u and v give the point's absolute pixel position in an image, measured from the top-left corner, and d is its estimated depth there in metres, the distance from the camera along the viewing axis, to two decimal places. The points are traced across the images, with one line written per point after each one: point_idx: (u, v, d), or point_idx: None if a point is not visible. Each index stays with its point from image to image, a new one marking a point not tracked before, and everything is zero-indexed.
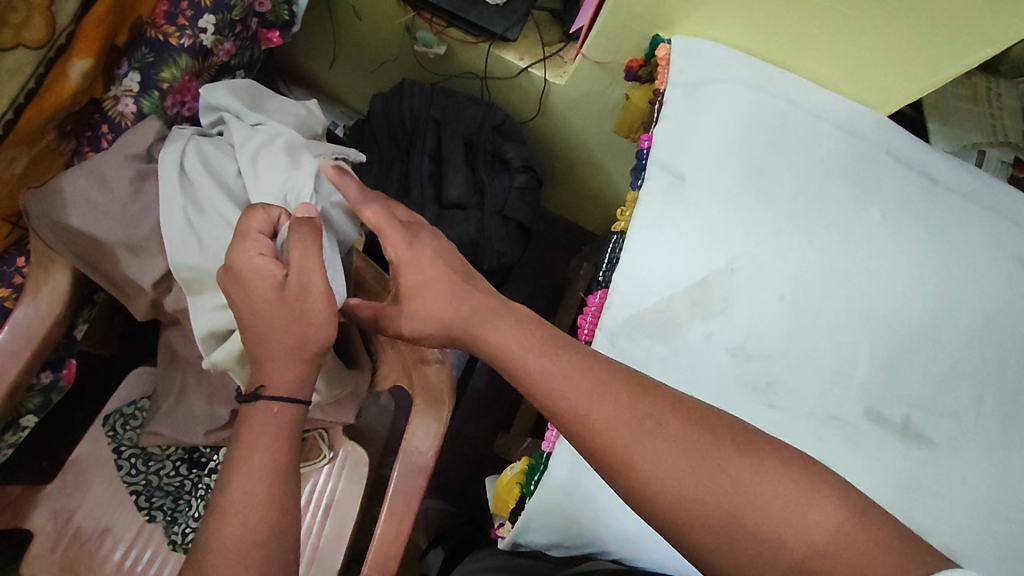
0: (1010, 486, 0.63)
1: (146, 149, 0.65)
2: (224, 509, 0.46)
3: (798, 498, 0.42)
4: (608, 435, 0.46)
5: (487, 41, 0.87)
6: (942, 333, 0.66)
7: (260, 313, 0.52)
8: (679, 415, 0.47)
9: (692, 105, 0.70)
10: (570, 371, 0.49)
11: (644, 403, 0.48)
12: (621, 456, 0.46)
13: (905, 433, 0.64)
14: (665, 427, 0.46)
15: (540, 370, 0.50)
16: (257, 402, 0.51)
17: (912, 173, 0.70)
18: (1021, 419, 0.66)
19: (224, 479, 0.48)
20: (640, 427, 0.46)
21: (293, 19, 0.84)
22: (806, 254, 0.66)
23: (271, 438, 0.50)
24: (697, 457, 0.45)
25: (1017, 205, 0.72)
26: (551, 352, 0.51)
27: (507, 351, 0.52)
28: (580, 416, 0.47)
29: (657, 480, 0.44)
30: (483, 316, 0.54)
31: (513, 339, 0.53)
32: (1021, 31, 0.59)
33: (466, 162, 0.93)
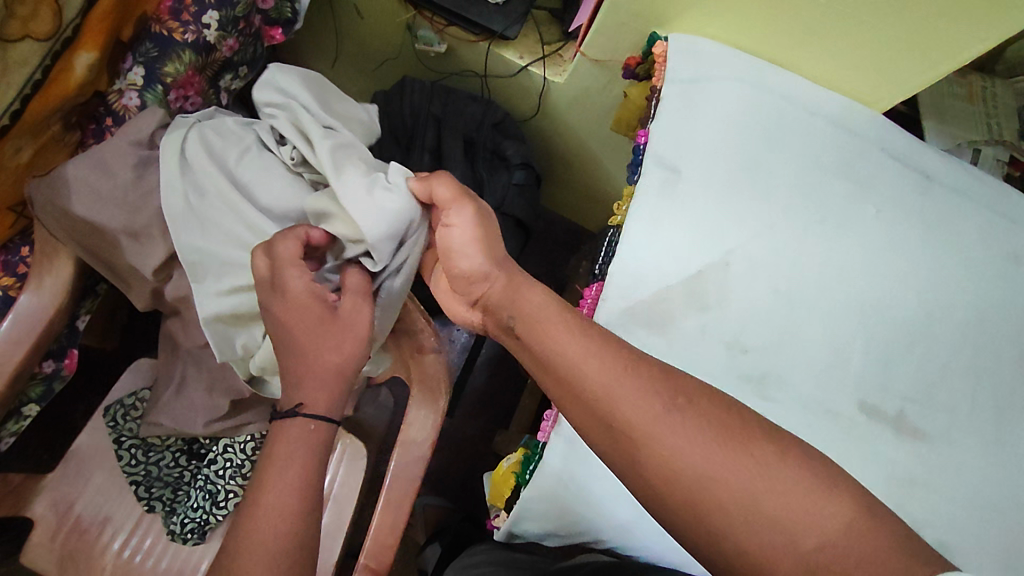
0: (1002, 480, 0.64)
1: (149, 135, 0.65)
2: (255, 518, 0.48)
3: (811, 496, 0.42)
4: (634, 410, 0.47)
5: (487, 39, 0.88)
6: (937, 328, 0.66)
7: (310, 332, 0.55)
8: (707, 396, 0.48)
9: (688, 101, 0.71)
10: (599, 351, 0.50)
11: (672, 380, 0.49)
12: (645, 429, 0.46)
13: (899, 427, 0.64)
14: (693, 405, 0.47)
15: (573, 338, 0.51)
16: (294, 419, 0.53)
17: (906, 170, 0.71)
18: (1014, 413, 0.66)
19: (255, 490, 0.50)
20: (669, 402, 0.47)
21: (295, 17, 0.85)
22: (801, 247, 0.66)
23: (304, 454, 0.52)
24: (723, 437, 0.45)
25: (1010, 202, 0.73)
26: (580, 332, 0.52)
27: (541, 323, 0.54)
28: (606, 395, 0.48)
29: (678, 458, 0.44)
30: (513, 284, 0.57)
31: (549, 314, 0.54)
32: (1008, 28, 0.60)
33: (466, 159, 0.94)
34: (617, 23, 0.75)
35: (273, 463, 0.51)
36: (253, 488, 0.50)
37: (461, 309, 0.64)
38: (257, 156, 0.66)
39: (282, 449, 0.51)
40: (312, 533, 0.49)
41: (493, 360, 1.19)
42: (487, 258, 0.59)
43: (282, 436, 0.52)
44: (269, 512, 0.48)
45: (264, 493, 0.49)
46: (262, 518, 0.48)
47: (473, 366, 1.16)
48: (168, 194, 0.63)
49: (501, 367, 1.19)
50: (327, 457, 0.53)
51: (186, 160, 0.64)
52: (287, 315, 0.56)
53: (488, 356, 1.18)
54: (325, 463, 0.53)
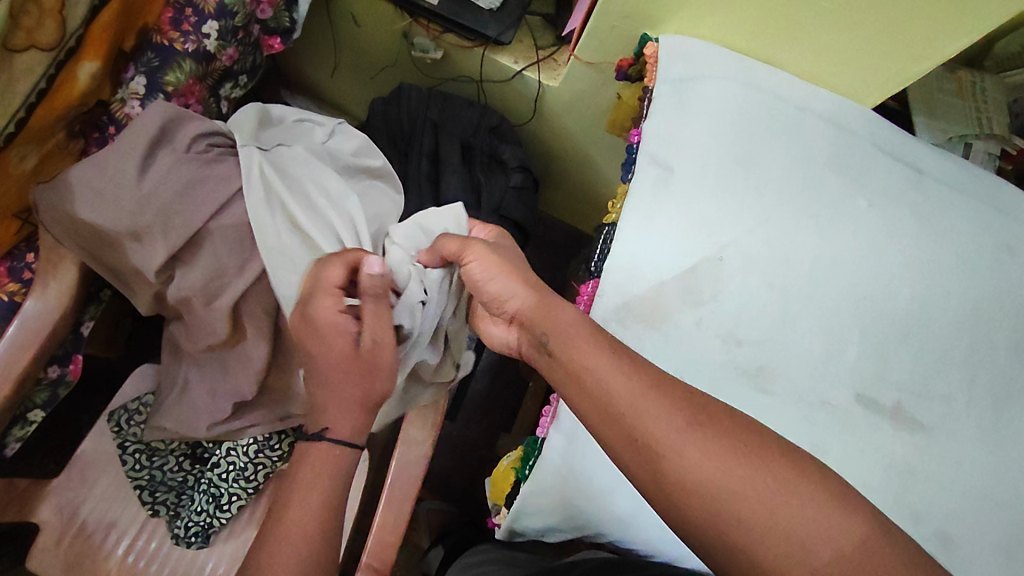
0: (1001, 469, 0.64)
1: (152, 133, 0.63)
2: (278, 535, 0.51)
3: (824, 517, 0.43)
4: (657, 424, 0.47)
5: (482, 45, 0.90)
6: (932, 320, 0.67)
7: (338, 354, 0.55)
8: (728, 414, 0.48)
9: (681, 100, 0.72)
10: (623, 367, 0.50)
11: (694, 398, 0.49)
12: (669, 442, 0.46)
13: (896, 418, 0.65)
14: (717, 426, 0.47)
15: (594, 352, 0.52)
16: (321, 444, 0.54)
17: (898, 164, 0.72)
18: (1011, 403, 0.66)
19: (280, 506, 0.52)
20: (693, 420, 0.47)
21: (293, 26, 0.88)
22: (795, 242, 0.67)
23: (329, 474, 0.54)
24: (745, 456, 0.46)
25: (1002, 195, 0.74)
26: (607, 349, 0.52)
27: (566, 336, 0.53)
28: (631, 408, 0.48)
29: (699, 472, 0.45)
30: (543, 307, 0.56)
31: (574, 330, 0.54)
32: (987, 23, 0.62)
33: (463, 162, 0.94)
34: (608, 27, 0.77)
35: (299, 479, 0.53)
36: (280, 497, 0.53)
37: (498, 329, 0.63)
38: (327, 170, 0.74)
39: (310, 465, 0.54)
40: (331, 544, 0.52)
41: (495, 365, 1.19)
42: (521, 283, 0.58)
43: (308, 456, 0.55)
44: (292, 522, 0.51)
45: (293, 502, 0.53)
46: (287, 531, 0.51)
47: (474, 371, 1.16)
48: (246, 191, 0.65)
49: (503, 372, 1.20)
50: (349, 476, 0.55)
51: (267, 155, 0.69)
52: (320, 333, 0.56)
53: (489, 362, 1.18)
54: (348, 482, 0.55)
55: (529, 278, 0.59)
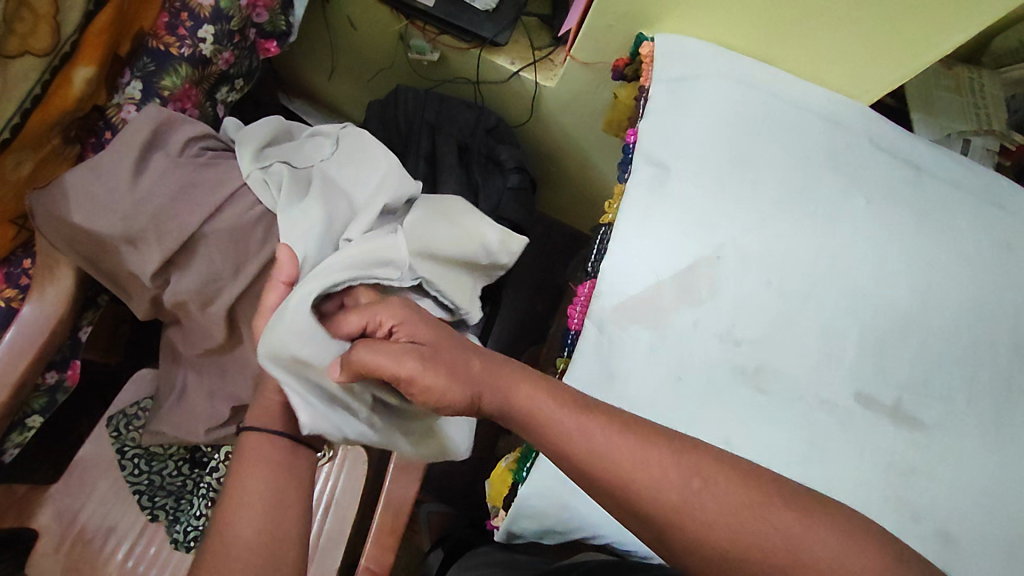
0: (1002, 468, 0.63)
1: (147, 135, 0.63)
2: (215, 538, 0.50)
3: (848, 551, 0.41)
4: (654, 496, 0.44)
5: (478, 46, 0.91)
6: (932, 318, 0.66)
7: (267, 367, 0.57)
8: (724, 469, 0.44)
9: (676, 99, 0.72)
10: (603, 437, 0.45)
11: (687, 456, 0.45)
12: (672, 513, 0.44)
13: (895, 416, 0.64)
14: (710, 485, 0.44)
15: (563, 428, 0.46)
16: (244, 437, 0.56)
17: (896, 161, 0.72)
18: (1011, 401, 0.66)
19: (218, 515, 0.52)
20: (687, 488, 0.44)
21: (289, 29, 0.88)
22: (793, 241, 0.67)
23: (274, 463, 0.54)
24: (752, 512, 0.43)
25: (1001, 191, 0.73)
26: (575, 411, 0.46)
27: (529, 413, 0.47)
28: (624, 486, 0.44)
29: (707, 537, 0.43)
30: (502, 379, 0.48)
31: (541, 402, 0.47)
32: (980, 22, 0.62)
33: (460, 165, 0.94)
34: (603, 28, 0.77)
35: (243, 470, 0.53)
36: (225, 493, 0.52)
37: None
38: (356, 176, 0.67)
39: (249, 461, 0.54)
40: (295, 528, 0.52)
41: None
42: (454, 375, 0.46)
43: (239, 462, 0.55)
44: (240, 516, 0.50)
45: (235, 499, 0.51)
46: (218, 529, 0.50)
47: None
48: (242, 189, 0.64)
49: None
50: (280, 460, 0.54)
51: (268, 168, 0.65)
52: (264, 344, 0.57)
53: None
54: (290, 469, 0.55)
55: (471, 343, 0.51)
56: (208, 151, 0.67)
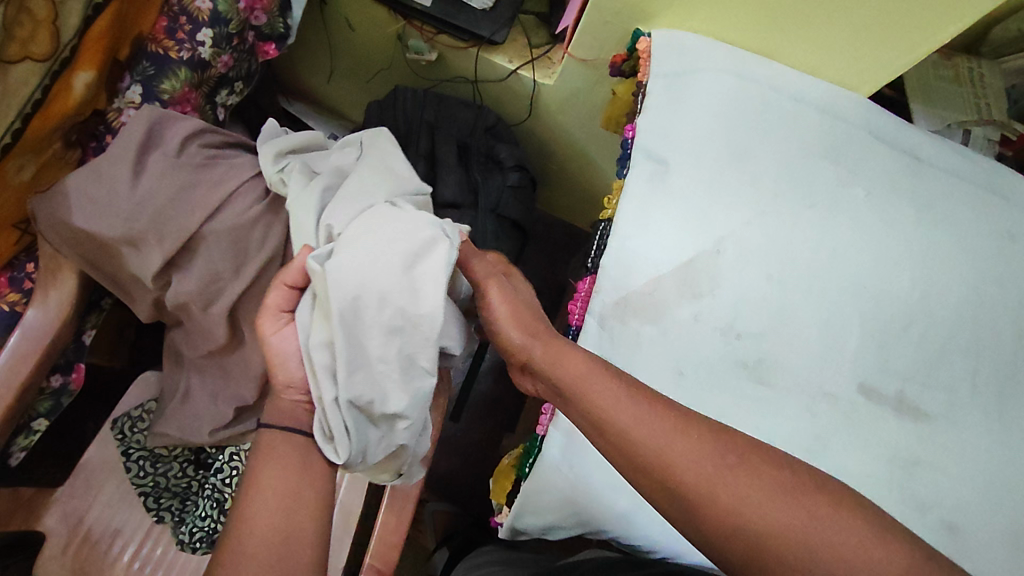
0: (1006, 457, 0.63)
1: (144, 137, 0.62)
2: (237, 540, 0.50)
3: (875, 538, 0.42)
4: (689, 473, 0.46)
5: (475, 45, 0.91)
6: (933, 309, 0.66)
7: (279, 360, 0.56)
8: (760, 456, 0.47)
9: (674, 94, 0.72)
10: (642, 412, 0.50)
11: (722, 441, 0.48)
12: (705, 492, 0.45)
13: (899, 407, 0.64)
14: (747, 467, 0.46)
15: (605, 401, 0.51)
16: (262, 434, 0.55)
17: (895, 153, 0.71)
18: (1015, 391, 0.66)
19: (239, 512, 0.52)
20: (723, 467, 0.46)
21: (287, 31, 0.89)
22: (792, 234, 0.67)
23: (294, 458, 0.54)
24: (784, 496, 0.44)
25: (1002, 179, 0.73)
26: (619, 387, 0.51)
27: (578, 385, 0.52)
28: (660, 461, 0.47)
29: (740, 517, 0.44)
30: (557, 348, 0.55)
31: (591, 376, 0.52)
32: (974, 14, 0.62)
33: (460, 164, 0.94)
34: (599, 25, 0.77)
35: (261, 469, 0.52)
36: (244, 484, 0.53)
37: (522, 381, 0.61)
38: (361, 179, 0.62)
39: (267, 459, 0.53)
40: (313, 525, 0.52)
41: (498, 365, 1.19)
42: (525, 331, 0.57)
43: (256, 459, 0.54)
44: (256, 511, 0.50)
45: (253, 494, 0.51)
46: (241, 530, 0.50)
47: (477, 372, 1.16)
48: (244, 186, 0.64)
49: (506, 373, 1.19)
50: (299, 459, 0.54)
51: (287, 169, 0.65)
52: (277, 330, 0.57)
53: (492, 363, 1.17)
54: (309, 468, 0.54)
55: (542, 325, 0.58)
56: (206, 149, 0.66)
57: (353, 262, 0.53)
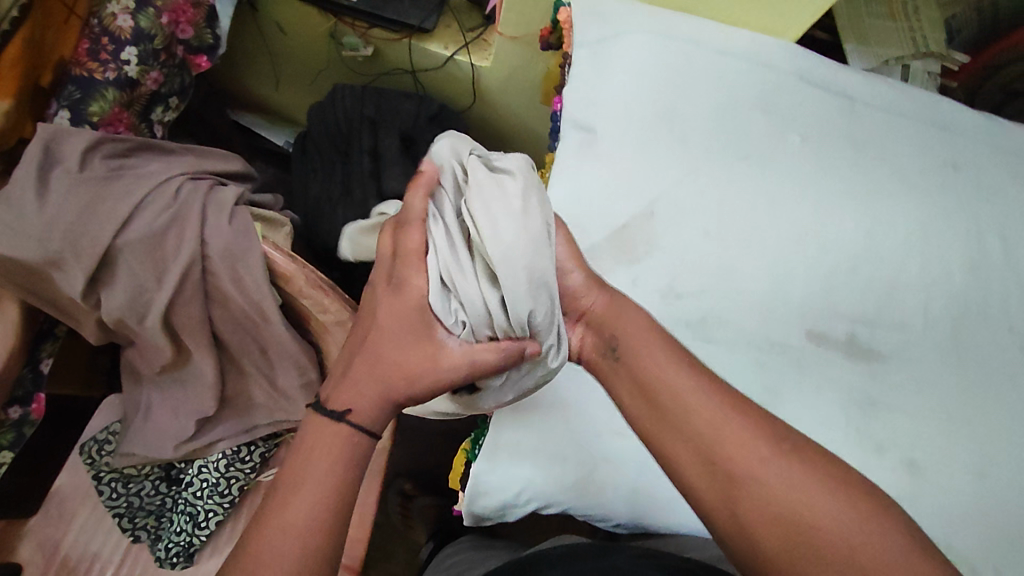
0: (962, 390, 0.62)
1: (42, 156, 0.61)
2: (273, 525, 0.45)
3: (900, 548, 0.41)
4: (737, 449, 0.46)
5: (407, 35, 0.90)
6: (880, 248, 0.65)
7: (388, 375, 0.48)
8: (803, 449, 0.46)
9: (598, 59, 0.71)
10: (704, 387, 0.49)
11: (770, 424, 0.47)
12: (745, 474, 0.45)
13: (851, 350, 0.63)
14: (793, 450, 0.46)
15: (660, 374, 0.50)
16: (340, 424, 0.47)
17: (827, 95, 0.70)
18: (969, 323, 0.65)
19: (281, 493, 0.46)
20: (775, 447, 0.46)
21: (216, 41, 0.88)
22: (728, 187, 0.66)
23: (345, 464, 0.47)
24: (825, 486, 0.44)
25: (937, 110, 0.72)
26: (682, 362, 0.51)
27: (636, 356, 0.51)
28: (709, 431, 0.47)
29: (782, 502, 0.43)
30: (617, 311, 0.54)
31: (651, 348, 0.51)
32: None
33: (405, 155, 0.92)
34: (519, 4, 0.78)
35: (320, 459, 0.46)
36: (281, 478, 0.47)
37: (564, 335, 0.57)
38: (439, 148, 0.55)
39: (325, 449, 0.47)
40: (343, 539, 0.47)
41: None
42: (588, 275, 0.55)
43: (318, 441, 0.47)
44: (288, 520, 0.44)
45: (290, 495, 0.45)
46: (283, 517, 0.44)
47: None
48: (151, 195, 0.61)
49: None
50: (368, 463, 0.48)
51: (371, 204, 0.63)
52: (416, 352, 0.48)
53: None
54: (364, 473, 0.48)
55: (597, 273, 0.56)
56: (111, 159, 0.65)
57: (499, 232, 0.46)
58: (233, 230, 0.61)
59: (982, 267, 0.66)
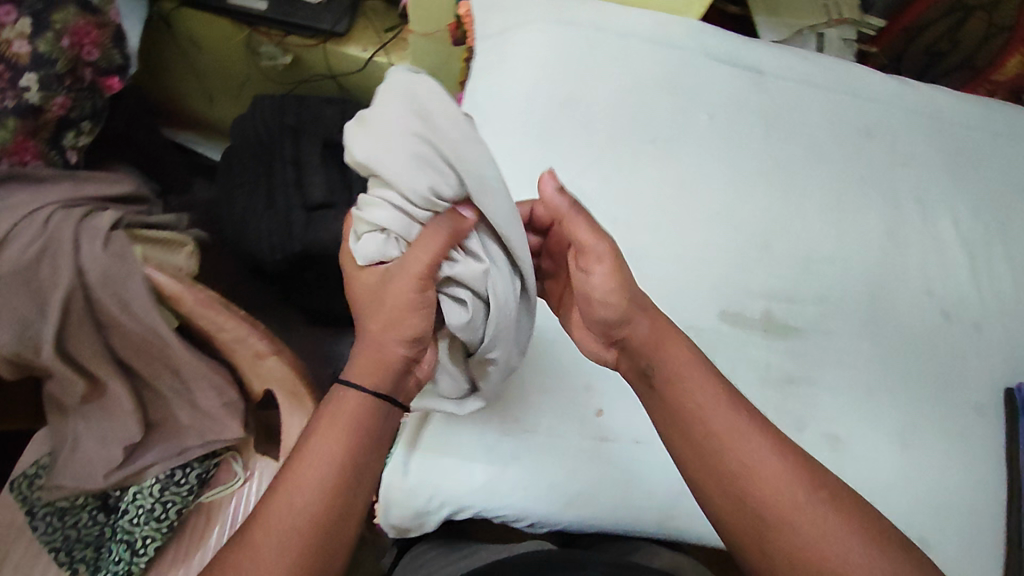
0: (883, 361, 0.62)
1: None
2: (272, 500, 0.43)
3: None
4: (778, 493, 0.42)
5: (322, 41, 0.90)
6: (791, 222, 0.65)
7: (381, 343, 0.48)
8: (842, 499, 0.42)
9: (501, 53, 0.69)
10: (753, 429, 0.44)
11: (811, 468, 0.44)
12: (784, 522, 0.41)
13: (767, 328, 0.62)
14: (837, 500, 0.42)
15: (705, 404, 0.45)
16: (345, 391, 0.47)
17: (737, 71, 0.70)
18: (886, 291, 0.64)
19: (283, 468, 0.44)
20: (817, 496, 0.42)
21: (126, 61, 0.87)
22: (636, 171, 0.65)
23: (351, 438, 0.45)
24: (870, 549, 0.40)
25: (850, 77, 0.72)
26: (728, 394, 0.46)
27: (682, 388, 0.46)
28: (745, 472, 0.43)
29: (826, 558, 0.40)
30: (663, 335, 0.48)
31: (697, 374, 0.46)
32: None
33: (329, 162, 0.91)
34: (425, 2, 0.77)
35: (324, 431, 0.45)
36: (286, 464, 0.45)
37: (592, 343, 0.53)
38: None
39: (334, 422, 0.45)
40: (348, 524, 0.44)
41: None
42: (628, 301, 0.49)
43: (331, 411, 0.46)
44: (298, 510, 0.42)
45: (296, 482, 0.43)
46: (286, 492, 0.43)
47: None
48: (20, 225, 0.62)
49: None
50: (378, 441, 0.47)
51: None
52: (381, 299, 0.47)
53: None
54: (371, 451, 0.46)
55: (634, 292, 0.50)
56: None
57: (371, 141, 0.43)
58: (109, 255, 0.62)
59: (898, 234, 0.66)
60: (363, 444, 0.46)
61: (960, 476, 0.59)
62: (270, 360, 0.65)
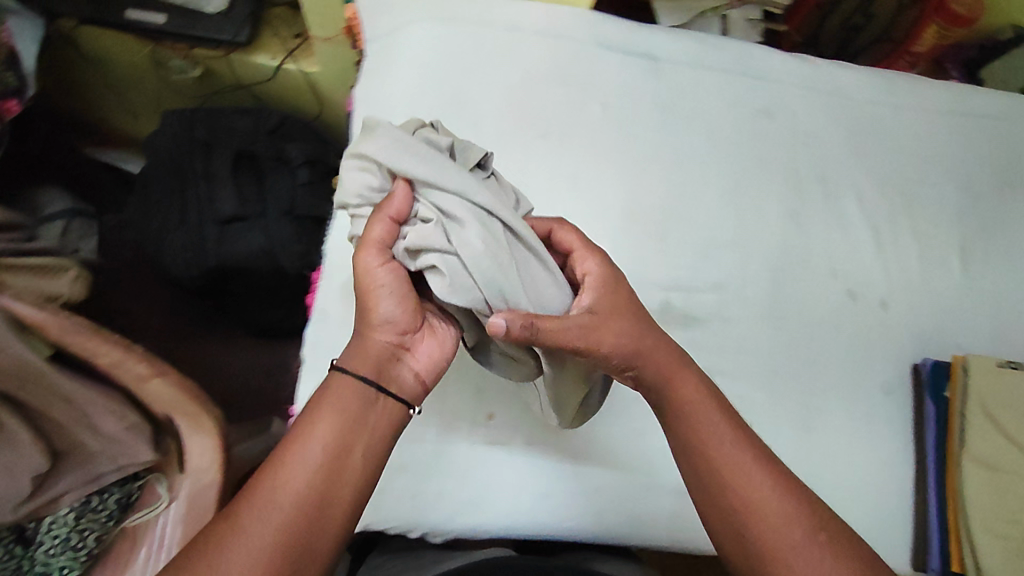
0: (738, 323, 0.73)
1: None
2: (269, 478, 0.51)
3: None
4: (762, 501, 0.57)
5: (227, 52, 0.90)
6: (688, 205, 0.74)
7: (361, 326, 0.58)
8: (822, 521, 0.57)
9: (389, 53, 0.71)
10: (743, 444, 0.60)
11: (794, 484, 0.59)
12: (784, 554, 0.55)
13: (667, 315, 0.70)
14: (831, 539, 0.56)
15: (716, 441, 0.59)
16: (334, 373, 0.56)
17: (630, 57, 0.77)
18: (751, 257, 0.75)
19: (289, 449, 0.53)
20: (801, 508, 0.57)
21: (21, 82, 0.83)
22: (530, 153, 0.70)
23: (339, 425, 0.53)
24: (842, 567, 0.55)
25: (742, 52, 0.82)
26: (729, 426, 0.61)
27: (699, 433, 0.60)
28: (744, 506, 0.57)
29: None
30: (675, 366, 0.61)
31: (714, 421, 0.60)
32: None
33: (241, 174, 0.91)
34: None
35: (324, 408, 0.54)
36: (277, 454, 0.52)
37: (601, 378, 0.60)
38: None
39: (327, 401, 0.54)
40: (342, 506, 0.52)
41: None
42: (632, 340, 0.59)
43: (331, 388, 0.55)
44: (295, 482, 0.50)
45: (298, 455, 0.52)
46: (291, 469, 0.51)
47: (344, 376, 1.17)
48: None
49: None
50: (375, 428, 0.55)
51: None
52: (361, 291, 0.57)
53: None
54: (358, 433, 0.54)
55: (639, 329, 0.60)
56: None
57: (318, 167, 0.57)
58: None
59: (801, 213, 0.78)
60: (351, 424, 0.54)
61: (792, 423, 0.73)
62: (152, 383, 0.68)
